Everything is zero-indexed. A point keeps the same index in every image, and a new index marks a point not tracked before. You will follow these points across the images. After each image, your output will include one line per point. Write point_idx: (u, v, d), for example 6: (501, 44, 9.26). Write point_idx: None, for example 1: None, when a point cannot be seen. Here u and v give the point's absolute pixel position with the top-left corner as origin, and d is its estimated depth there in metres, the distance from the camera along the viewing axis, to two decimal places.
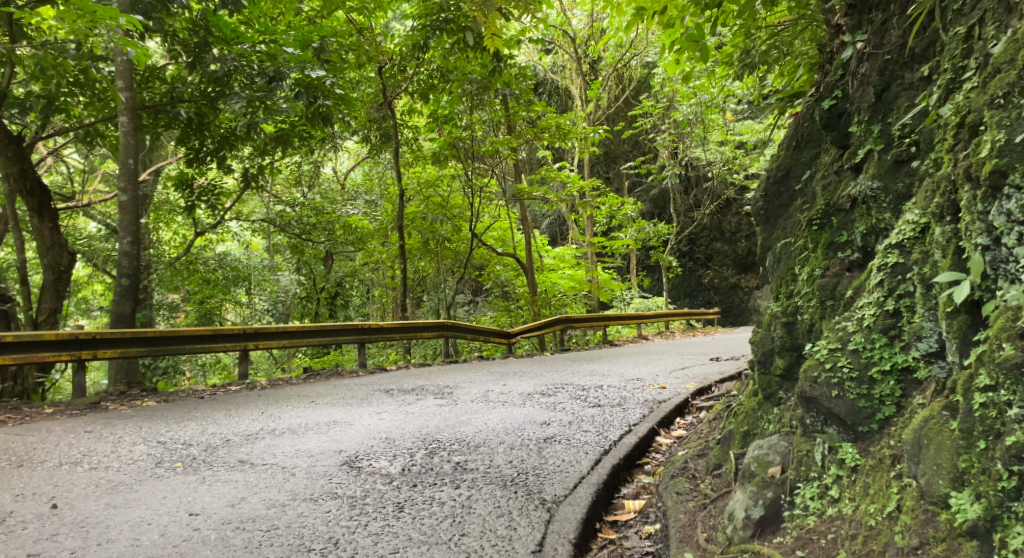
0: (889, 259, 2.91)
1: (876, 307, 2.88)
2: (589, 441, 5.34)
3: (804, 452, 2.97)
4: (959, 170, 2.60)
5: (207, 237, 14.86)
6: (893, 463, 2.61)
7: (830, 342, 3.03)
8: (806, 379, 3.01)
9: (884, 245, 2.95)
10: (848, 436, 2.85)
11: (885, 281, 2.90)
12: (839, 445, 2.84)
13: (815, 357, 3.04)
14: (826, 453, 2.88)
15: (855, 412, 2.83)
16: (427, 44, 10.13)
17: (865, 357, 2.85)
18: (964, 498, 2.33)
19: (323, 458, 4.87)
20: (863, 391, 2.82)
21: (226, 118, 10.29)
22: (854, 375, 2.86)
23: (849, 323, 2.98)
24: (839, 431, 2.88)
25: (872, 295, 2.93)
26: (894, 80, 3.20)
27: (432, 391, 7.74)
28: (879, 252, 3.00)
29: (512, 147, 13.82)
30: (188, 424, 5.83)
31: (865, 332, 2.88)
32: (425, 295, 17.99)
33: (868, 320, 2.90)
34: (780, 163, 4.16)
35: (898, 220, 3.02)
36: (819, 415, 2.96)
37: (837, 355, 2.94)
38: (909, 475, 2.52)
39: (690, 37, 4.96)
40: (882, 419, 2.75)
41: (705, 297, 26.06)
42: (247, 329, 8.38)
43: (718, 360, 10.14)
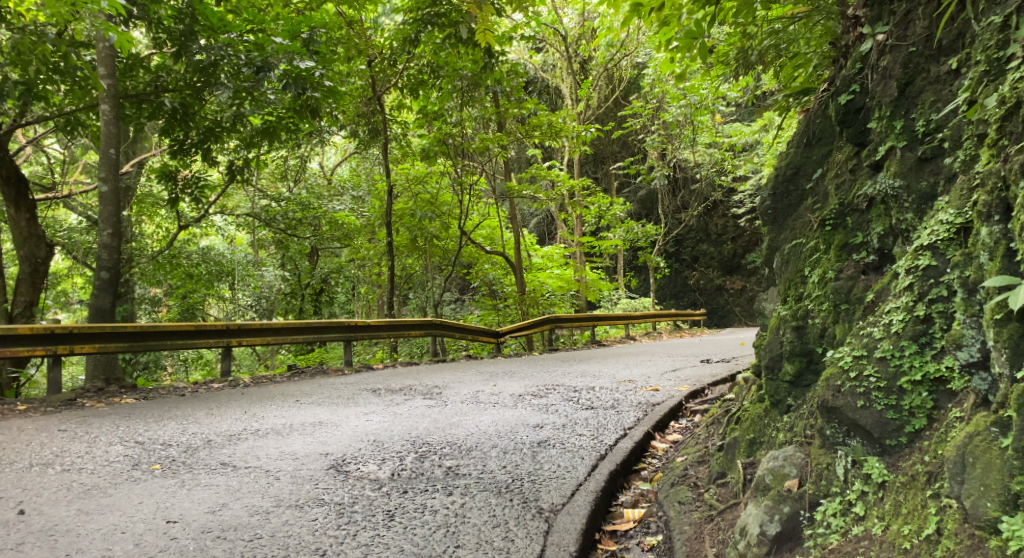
0: (920, 262, 2.78)
1: (905, 312, 2.75)
2: (584, 445, 5.17)
3: (823, 466, 2.85)
4: (1013, 166, 2.42)
5: (191, 230, 14.60)
6: (929, 481, 2.47)
7: (854, 350, 2.92)
8: (830, 388, 2.90)
9: (914, 247, 2.82)
10: (874, 449, 2.72)
11: (914, 284, 2.77)
12: (863, 459, 2.72)
13: (839, 365, 2.93)
14: (849, 467, 2.76)
15: (882, 424, 2.70)
16: (417, 38, 9.92)
17: (894, 366, 2.72)
18: (1018, 523, 2.17)
19: (309, 461, 4.67)
20: (891, 402, 2.69)
21: (211, 108, 10.01)
22: (882, 385, 2.74)
23: (875, 330, 2.86)
24: (862, 443, 2.76)
25: (900, 299, 2.80)
26: (919, 74, 3.05)
27: (420, 391, 7.53)
28: (908, 255, 2.87)
29: (503, 145, 13.60)
30: (167, 424, 5.61)
31: (893, 339, 2.76)
32: (411, 292, 17.79)
33: (896, 326, 2.77)
34: (790, 160, 4.01)
35: (926, 221, 2.88)
36: (842, 426, 2.84)
37: (864, 363, 2.82)
38: (950, 495, 2.36)
39: (690, 34, 4.77)
40: (911, 432, 2.62)
41: (691, 298, 26.02)
42: (231, 325, 8.15)
43: (709, 362, 10.03)
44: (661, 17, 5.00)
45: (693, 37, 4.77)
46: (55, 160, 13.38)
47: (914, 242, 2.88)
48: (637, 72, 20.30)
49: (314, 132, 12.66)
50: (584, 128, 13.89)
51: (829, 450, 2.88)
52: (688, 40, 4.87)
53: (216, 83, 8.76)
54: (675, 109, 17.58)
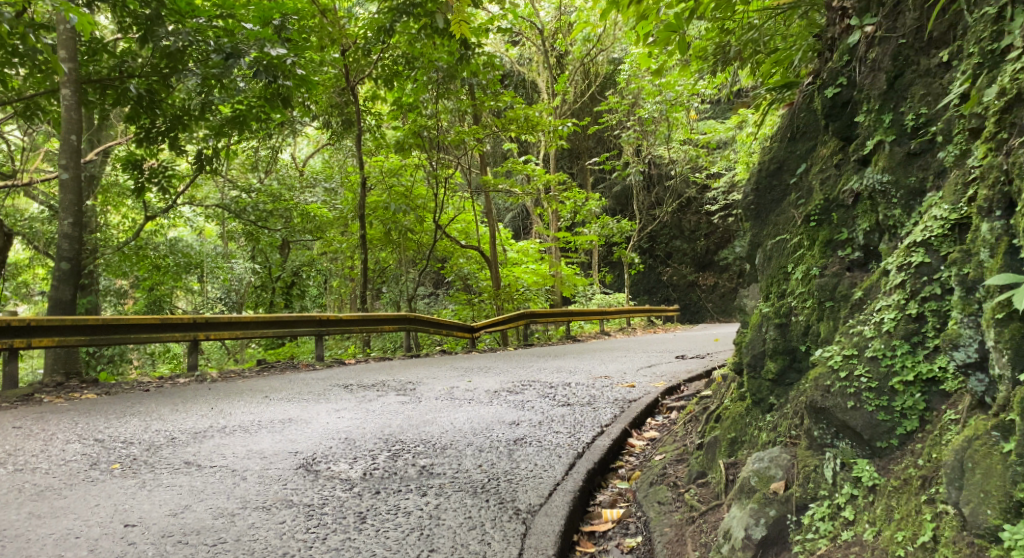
0: (913, 259, 2.74)
1: (897, 310, 2.71)
2: (561, 443, 5.08)
3: (811, 468, 2.79)
4: (1015, 161, 2.35)
5: (159, 221, 14.28)
6: (924, 486, 2.40)
7: (844, 348, 2.86)
8: (819, 388, 2.83)
9: (907, 243, 2.78)
10: (864, 451, 2.66)
11: (907, 282, 2.73)
12: (852, 461, 2.67)
13: (827, 363, 2.86)
14: (838, 469, 2.70)
15: (873, 425, 2.65)
16: (392, 28, 9.72)
17: (886, 366, 2.67)
18: (1019, 531, 2.11)
19: (278, 460, 4.52)
20: (883, 403, 2.64)
21: (178, 96, 9.72)
22: (874, 385, 2.68)
23: (865, 328, 2.81)
24: (852, 446, 2.70)
25: (892, 297, 2.76)
26: (909, 67, 2.99)
27: (394, 387, 7.38)
28: (899, 251, 2.83)
29: (479, 139, 13.45)
30: (129, 420, 5.41)
31: (884, 339, 2.71)
32: (385, 287, 17.60)
33: (888, 324, 2.72)
34: (773, 155, 3.94)
35: (918, 217, 2.83)
36: (830, 427, 2.78)
37: (854, 363, 2.76)
38: (946, 502, 2.30)
39: (669, 27, 4.66)
40: (902, 434, 2.57)
41: (664, 294, 26.12)
42: (199, 318, 7.93)
43: (684, 358, 9.99)
44: (639, 10, 4.85)
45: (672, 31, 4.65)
46: (17, 147, 12.98)
47: (905, 239, 2.84)
48: (612, 67, 20.26)
49: (286, 123, 12.40)
50: (560, 122, 13.79)
51: (815, 449, 2.82)
52: (666, 33, 4.74)
53: (184, 70, 8.48)
54: (651, 106, 17.55)
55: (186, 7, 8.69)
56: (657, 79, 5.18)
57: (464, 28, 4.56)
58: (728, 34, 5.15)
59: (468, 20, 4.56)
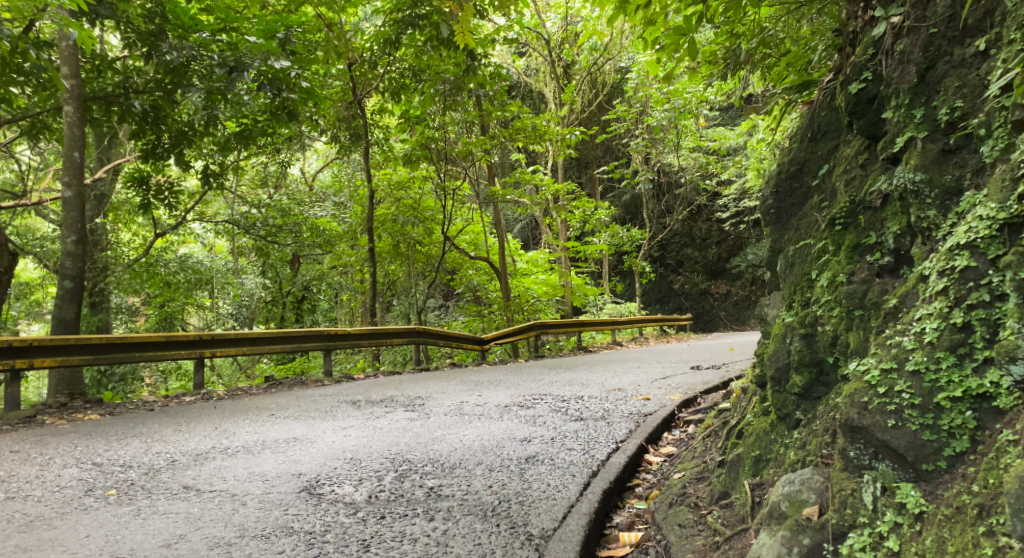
0: (956, 263, 2.55)
1: (940, 319, 2.53)
2: (575, 461, 4.88)
3: (847, 492, 2.60)
4: None
5: (168, 238, 14.20)
6: (980, 515, 2.22)
7: (881, 361, 2.67)
8: (855, 405, 2.65)
9: (950, 246, 2.59)
10: (907, 475, 2.47)
11: (950, 288, 2.54)
12: (895, 485, 2.48)
13: (862, 378, 2.68)
14: (879, 494, 2.50)
15: (917, 446, 2.46)
16: (398, 40, 9.59)
17: (929, 381, 2.48)
18: None
19: (280, 483, 4.34)
20: (927, 421, 2.45)
21: (184, 112, 9.58)
22: (916, 402, 2.49)
23: (904, 339, 2.62)
24: (894, 468, 2.51)
25: (933, 305, 2.58)
26: (941, 58, 2.80)
27: (402, 403, 7.20)
28: (940, 255, 2.64)
29: (486, 149, 13.30)
30: (129, 443, 5.24)
31: (927, 350, 2.52)
32: (395, 300, 17.45)
33: (930, 334, 2.54)
34: (793, 156, 3.76)
35: (957, 219, 2.64)
36: (868, 447, 2.59)
37: (894, 377, 2.57)
38: (1009, 534, 2.13)
39: (678, 31, 4.48)
40: (950, 456, 2.39)
41: (676, 302, 25.85)
42: (205, 336, 7.77)
43: (699, 369, 9.77)
44: (646, 16, 4.68)
45: (682, 34, 4.47)
46: (28, 167, 12.94)
47: (944, 242, 2.65)
48: (620, 76, 20.10)
49: (292, 137, 12.27)
50: (568, 131, 13.64)
51: (851, 470, 2.63)
52: (675, 37, 4.55)
53: (189, 85, 8.35)
54: (659, 114, 17.37)
55: (189, 22, 8.59)
56: (665, 86, 4.98)
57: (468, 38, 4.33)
58: (736, 39, 4.97)
59: (472, 28, 4.34)
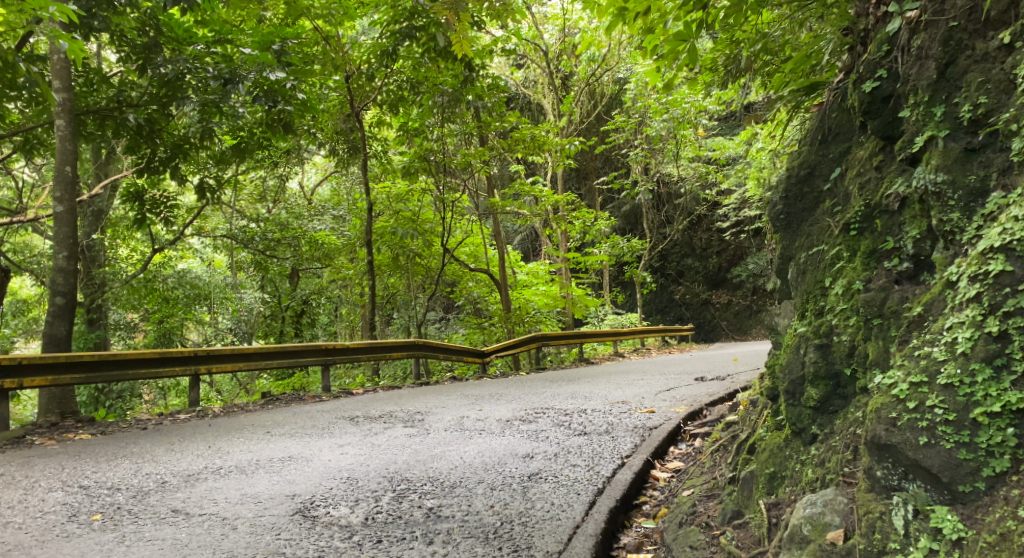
0: (991, 267, 2.40)
1: (973, 328, 2.38)
2: (579, 478, 4.71)
3: (876, 515, 2.46)
4: None
5: (166, 253, 14.06)
6: None
7: (908, 373, 2.53)
8: (882, 422, 2.51)
9: (982, 249, 2.44)
10: (942, 497, 2.33)
11: (983, 294, 2.39)
12: (928, 509, 2.34)
13: (891, 392, 2.54)
14: (911, 517, 2.37)
15: (952, 466, 2.32)
16: (395, 51, 9.44)
17: (964, 395, 2.34)
18: None
19: (273, 504, 4.18)
20: (964, 439, 2.31)
21: (179, 125, 9.39)
22: (951, 418, 2.35)
23: (934, 350, 2.48)
24: (926, 489, 2.37)
25: (965, 313, 2.43)
26: (962, 52, 2.66)
27: (402, 419, 7.02)
28: (971, 259, 2.49)
29: (485, 160, 13.12)
30: (119, 463, 5.07)
31: (960, 362, 2.38)
32: (395, 312, 17.32)
33: (963, 344, 2.39)
34: (803, 160, 3.63)
35: (987, 221, 2.49)
36: (897, 466, 2.45)
37: (924, 391, 2.43)
38: None
39: (677, 38, 4.29)
40: (988, 477, 2.24)
41: (676, 313, 25.41)
42: (200, 352, 7.58)
43: (704, 380, 9.57)
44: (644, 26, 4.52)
45: (681, 42, 4.28)
46: (24, 184, 12.82)
47: (973, 245, 2.51)
48: (618, 87, 19.97)
49: (288, 150, 12.13)
50: (567, 142, 13.50)
51: (878, 491, 2.50)
52: (675, 44, 4.37)
53: (183, 98, 8.17)
54: (657, 124, 17.19)
55: (184, 35, 8.43)
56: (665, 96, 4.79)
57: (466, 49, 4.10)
58: (737, 45, 4.79)
59: (469, 38, 4.12)
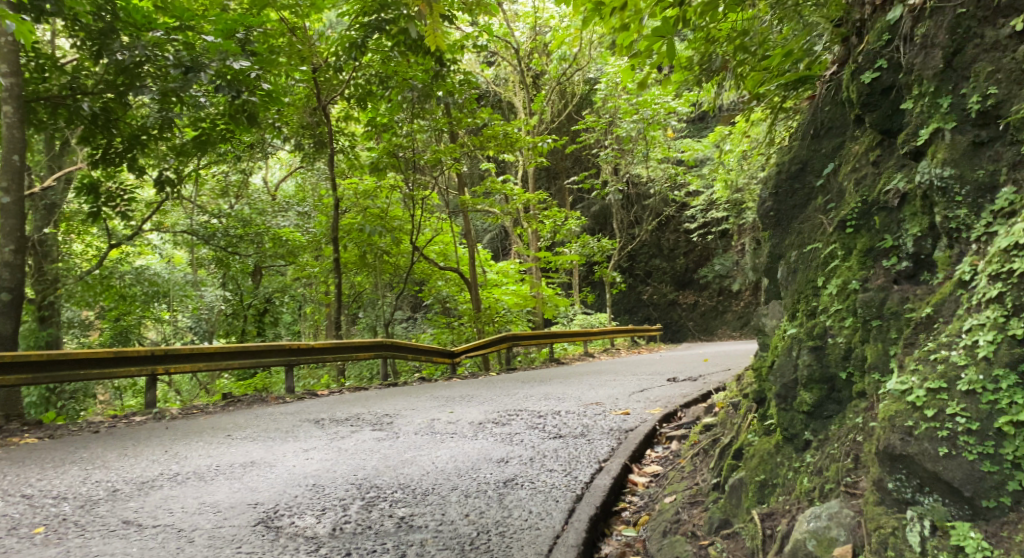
0: (1014, 266, 2.28)
1: (995, 330, 2.27)
2: (557, 484, 4.54)
3: (888, 531, 2.34)
4: None
5: (124, 248, 13.60)
6: None
7: (923, 378, 2.40)
8: (897, 430, 2.38)
9: (1003, 246, 2.33)
10: (962, 513, 2.21)
11: (1007, 295, 2.28)
12: (948, 525, 2.22)
13: (903, 399, 2.41)
14: (928, 534, 2.24)
15: (975, 480, 2.20)
16: (364, 43, 9.14)
17: (987, 403, 2.22)
18: None
19: (233, 514, 3.94)
20: (987, 451, 2.19)
21: (137, 115, 8.99)
22: (974, 427, 2.23)
23: (951, 355, 2.36)
24: (945, 503, 2.25)
25: (985, 314, 2.32)
26: (970, 40, 2.55)
27: (370, 421, 6.78)
28: (990, 257, 2.38)
29: (455, 157, 12.86)
30: (67, 470, 4.78)
31: (982, 368, 2.26)
32: (361, 311, 17.03)
33: (984, 347, 2.28)
34: (795, 155, 3.50)
35: (1004, 217, 2.38)
36: (911, 478, 2.33)
37: (944, 398, 2.30)
38: None
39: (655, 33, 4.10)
40: (1015, 491, 2.13)
41: (645, 313, 25.42)
42: (157, 351, 7.26)
43: (676, 381, 9.46)
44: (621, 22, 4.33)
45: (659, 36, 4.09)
46: None
47: (991, 244, 2.39)
48: (589, 87, 19.88)
49: (252, 144, 11.78)
50: (539, 139, 13.33)
51: (889, 505, 2.38)
52: (653, 39, 4.18)
53: (141, 86, 7.77)
54: (627, 125, 17.08)
55: (143, 20, 8.04)
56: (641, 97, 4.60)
57: (442, 44, 3.80)
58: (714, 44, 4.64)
59: (444, 31, 3.81)
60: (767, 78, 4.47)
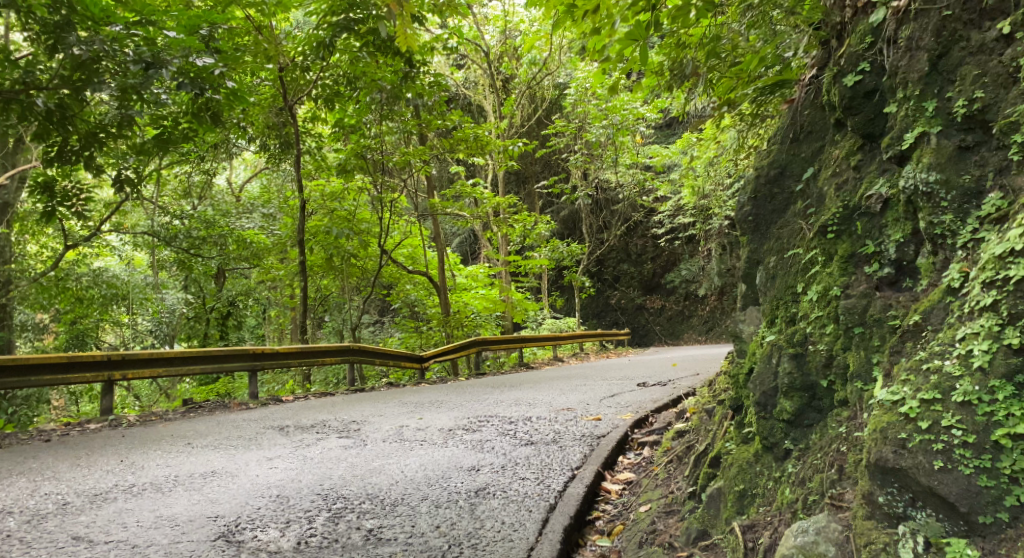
0: (1010, 273, 2.25)
1: (989, 339, 2.24)
2: (529, 493, 4.44)
3: (879, 548, 2.28)
4: None
5: (82, 250, 13.17)
6: None
7: (916, 389, 2.36)
8: (889, 443, 2.32)
9: (997, 253, 2.30)
10: (958, 528, 2.17)
11: (1001, 302, 2.25)
12: (942, 542, 2.18)
13: (896, 409, 2.37)
14: (922, 550, 2.20)
15: (971, 495, 2.16)
16: (332, 43, 8.90)
17: (983, 415, 2.19)
18: None
19: (192, 528, 3.77)
20: (984, 464, 2.15)
21: (93, 111, 8.63)
22: (970, 440, 2.19)
23: (944, 364, 2.33)
24: (939, 518, 2.21)
25: (979, 323, 2.29)
26: (956, 43, 2.59)
27: (336, 429, 6.61)
28: (984, 264, 2.35)
29: (424, 160, 12.68)
30: (15, 482, 4.55)
31: (977, 378, 2.23)
32: (327, 315, 16.75)
33: (979, 356, 2.25)
34: (773, 159, 3.45)
35: (995, 224, 2.38)
36: (904, 493, 2.28)
37: (939, 409, 2.26)
38: None
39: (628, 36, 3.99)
40: (1012, 507, 2.09)
41: (612, 317, 25.56)
42: (114, 356, 6.98)
43: (646, 386, 9.41)
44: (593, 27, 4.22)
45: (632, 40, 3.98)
46: None
47: (982, 252, 2.37)
48: (558, 92, 19.86)
49: (215, 144, 11.47)
50: (509, 143, 13.22)
51: (879, 519, 2.33)
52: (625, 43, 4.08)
53: None
54: (596, 130, 17.06)
55: (100, 13, 7.70)
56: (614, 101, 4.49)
57: (412, 44, 3.66)
58: (686, 48, 4.57)
59: (414, 31, 3.67)
60: (738, 84, 4.40)
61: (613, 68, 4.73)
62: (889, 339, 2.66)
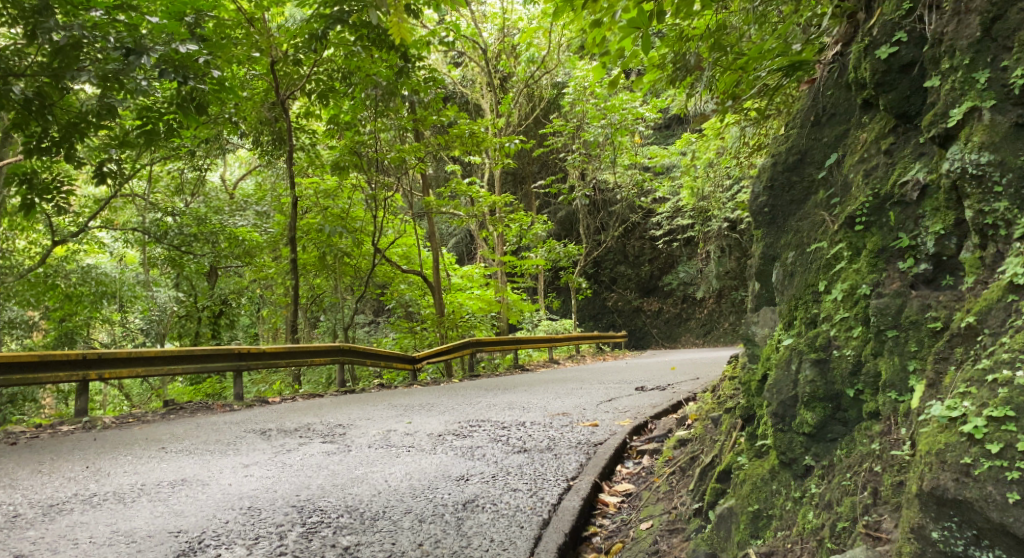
0: None
1: None
2: (521, 506, 4.11)
3: None
4: None
5: (69, 246, 12.79)
6: None
7: (981, 406, 2.04)
8: (948, 470, 2.02)
9: None
10: None
11: None
12: None
13: (954, 428, 2.07)
14: None
15: None
16: (324, 36, 8.42)
17: None
18: None
19: (149, 546, 3.48)
20: None
21: (77, 102, 8.15)
22: None
23: (1014, 376, 2.02)
24: None
25: None
26: (1013, 6, 2.29)
27: (320, 434, 6.26)
28: None
29: (419, 157, 12.24)
30: None
31: None
32: (321, 314, 16.42)
33: None
34: (792, 144, 3.14)
35: None
36: (967, 528, 1.98)
37: (1015, 431, 1.95)
38: None
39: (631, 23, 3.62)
40: None
41: (609, 319, 25.27)
42: (91, 355, 6.52)
43: (644, 390, 9.07)
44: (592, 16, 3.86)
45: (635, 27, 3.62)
46: None
47: None
48: (557, 92, 19.49)
49: (204, 140, 11.04)
50: (507, 139, 12.84)
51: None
52: (627, 32, 3.72)
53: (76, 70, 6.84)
54: (595, 129, 16.72)
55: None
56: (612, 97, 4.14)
57: (405, 36, 3.65)
58: (688, 42, 4.24)
59: (408, 24, 3.66)
60: (744, 78, 4.07)
61: (611, 65, 4.36)
62: (930, 344, 2.36)
